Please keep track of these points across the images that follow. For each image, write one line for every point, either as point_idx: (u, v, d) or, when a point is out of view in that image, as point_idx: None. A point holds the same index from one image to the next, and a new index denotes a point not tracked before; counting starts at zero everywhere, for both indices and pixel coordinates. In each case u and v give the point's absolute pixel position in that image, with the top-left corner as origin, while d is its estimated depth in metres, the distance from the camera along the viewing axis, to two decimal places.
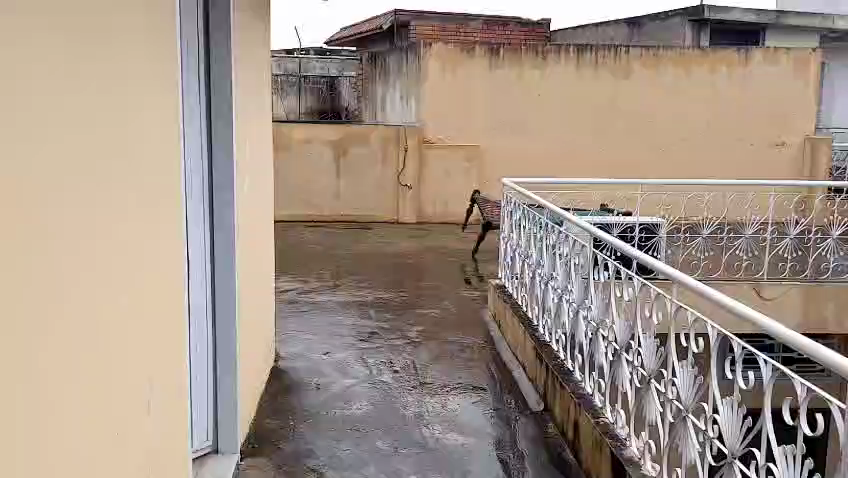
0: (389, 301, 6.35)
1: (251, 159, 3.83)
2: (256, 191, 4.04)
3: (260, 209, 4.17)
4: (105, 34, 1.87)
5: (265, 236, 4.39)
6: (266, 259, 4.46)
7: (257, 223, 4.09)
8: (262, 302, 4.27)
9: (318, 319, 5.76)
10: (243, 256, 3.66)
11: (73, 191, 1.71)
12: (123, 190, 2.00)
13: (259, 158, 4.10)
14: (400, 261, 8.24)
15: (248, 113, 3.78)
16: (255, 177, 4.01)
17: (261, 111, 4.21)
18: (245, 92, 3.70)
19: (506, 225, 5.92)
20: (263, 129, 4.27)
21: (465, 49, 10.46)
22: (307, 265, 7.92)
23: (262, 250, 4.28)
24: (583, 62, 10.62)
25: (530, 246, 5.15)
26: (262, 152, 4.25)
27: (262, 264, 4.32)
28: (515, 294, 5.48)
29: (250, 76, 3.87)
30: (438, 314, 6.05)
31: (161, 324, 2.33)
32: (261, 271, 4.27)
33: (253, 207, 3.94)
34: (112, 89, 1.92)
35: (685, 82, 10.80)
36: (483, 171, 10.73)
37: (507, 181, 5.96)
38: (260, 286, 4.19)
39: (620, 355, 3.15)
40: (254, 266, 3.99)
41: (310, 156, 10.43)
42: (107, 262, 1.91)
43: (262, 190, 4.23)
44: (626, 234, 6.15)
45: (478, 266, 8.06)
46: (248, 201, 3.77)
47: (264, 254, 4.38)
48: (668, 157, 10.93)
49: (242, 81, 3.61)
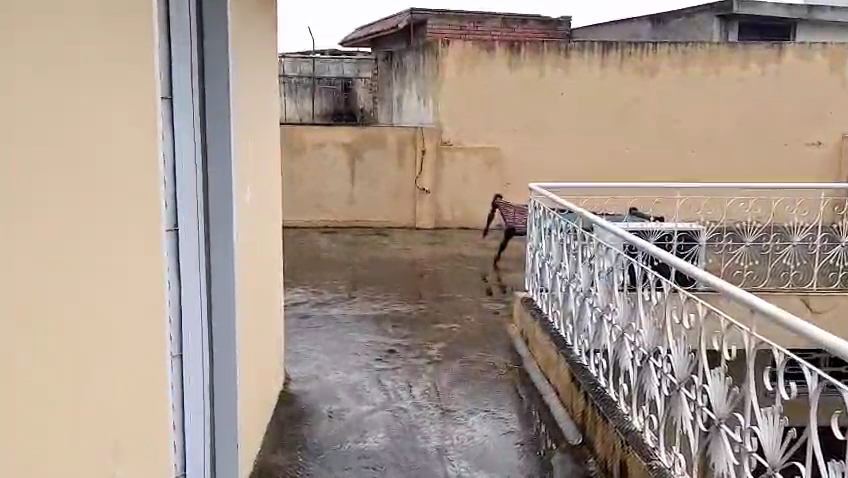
0: (406, 315, 5.93)
1: (254, 161, 3.44)
2: (260, 198, 3.63)
3: (265, 218, 3.77)
4: (79, 18, 1.51)
5: (271, 249, 4.00)
6: (273, 274, 4.07)
7: (262, 236, 3.68)
8: (267, 320, 3.88)
9: (331, 336, 5.35)
10: (245, 271, 3.26)
11: (33, 201, 1.32)
12: (101, 200, 1.61)
13: (263, 162, 3.71)
14: (418, 269, 7.82)
15: (250, 111, 3.38)
16: (259, 185, 3.61)
17: (266, 111, 3.82)
18: (247, 88, 3.32)
19: (533, 234, 5.49)
20: (268, 138, 3.88)
21: (484, 47, 10.03)
22: (319, 275, 7.51)
23: (268, 263, 3.89)
24: (607, 61, 10.16)
25: (562, 259, 4.71)
26: (268, 158, 3.87)
27: (268, 278, 3.92)
28: (544, 309, 5.04)
29: (253, 71, 3.47)
30: (459, 329, 5.61)
31: (153, 355, 1.95)
32: (267, 286, 3.88)
33: (257, 215, 3.55)
34: (88, 82, 1.55)
35: (715, 80, 10.31)
36: (503, 174, 10.29)
37: (535, 186, 5.55)
38: (265, 303, 3.79)
39: (679, 391, 2.71)
40: (258, 283, 3.58)
41: (325, 159, 10.04)
42: (81, 295, 1.51)
43: (267, 198, 3.83)
44: (664, 242, 5.72)
45: (500, 275, 7.64)
46: (251, 208, 3.37)
47: (270, 268, 3.99)
48: (697, 159, 10.45)
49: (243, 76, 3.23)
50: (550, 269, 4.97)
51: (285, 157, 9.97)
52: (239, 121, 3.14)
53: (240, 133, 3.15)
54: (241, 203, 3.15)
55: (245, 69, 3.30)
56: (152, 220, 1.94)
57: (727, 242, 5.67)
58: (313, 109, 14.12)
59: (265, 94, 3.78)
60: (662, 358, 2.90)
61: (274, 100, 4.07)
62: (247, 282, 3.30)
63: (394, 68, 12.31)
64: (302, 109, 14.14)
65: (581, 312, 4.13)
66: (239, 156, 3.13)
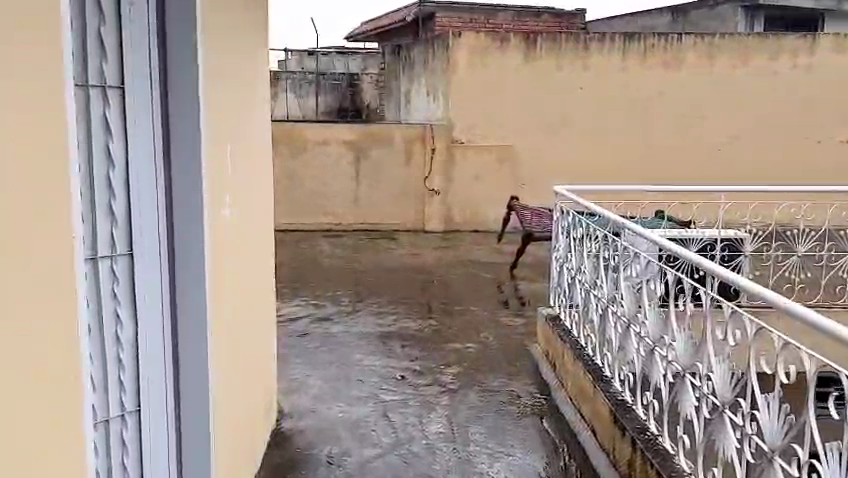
0: (416, 332, 5.34)
1: (237, 165, 2.85)
2: (246, 209, 3.04)
3: (252, 231, 3.19)
4: None
5: (260, 267, 3.42)
6: (262, 297, 3.49)
7: (248, 253, 3.09)
8: (253, 351, 3.29)
9: (330, 358, 4.77)
10: (224, 298, 2.67)
11: None
12: None
13: (251, 165, 3.12)
14: (428, 277, 7.23)
15: (234, 106, 2.80)
16: (245, 192, 3.02)
17: (255, 108, 3.25)
18: (229, 78, 2.73)
19: (560, 244, 4.89)
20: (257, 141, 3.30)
21: (498, 38, 9.40)
22: (320, 284, 6.92)
23: (255, 282, 3.30)
24: (629, 54, 9.53)
25: (597, 274, 4.10)
26: (256, 161, 3.27)
27: (256, 302, 3.33)
28: (574, 331, 4.43)
29: (238, 56, 2.89)
30: (475, 349, 5.03)
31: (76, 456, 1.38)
32: (253, 311, 3.29)
33: (241, 229, 2.95)
34: None
35: (744, 73, 9.67)
36: (518, 174, 9.69)
37: (561, 189, 4.97)
38: (250, 331, 3.19)
39: (771, 459, 2.11)
40: (241, 309, 2.99)
41: (328, 158, 9.45)
42: None
43: (256, 208, 3.25)
44: (706, 251, 5.16)
45: (517, 284, 7.04)
46: (234, 223, 2.79)
47: (260, 290, 3.41)
48: (724, 158, 9.83)
49: (223, 62, 2.64)
50: (580, 284, 4.37)
51: (286, 155, 9.41)
52: (217, 115, 2.56)
53: (218, 135, 2.57)
54: (220, 217, 2.57)
55: (227, 54, 2.72)
56: (68, 260, 1.36)
57: (776, 252, 5.07)
58: (318, 107, 13.51)
59: (253, 85, 3.21)
60: (743, 414, 2.29)
61: (265, 95, 3.51)
62: (227, 313, 2.71)
63: (401, 61, 11.69)
64: (306, 107, 13.52)
65: (622, 341, 3.53)
66: (216, 157, 2.54)
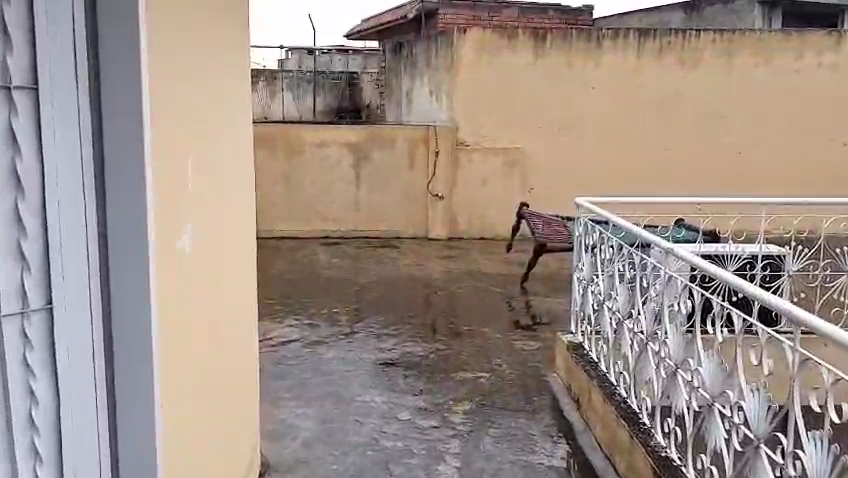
0: (421, 359, 4.80)
1: (204, 181, 2.27)
2: (219, 236, 2.46)
3: (226, 263, 2.59)
4: None
5: (239, 300, 2.83)
6: (242, 337, 2.92)
7: (219, 289, 2.50)
8: (230, 407, 2.71)
9: (324, 392, 4.23)
10: (181, 358, 2.07)
11: None
12: None
13: (224, 181, 2.55)
14: (433, 291, 6.69)
15: (201, 112, 2.23)
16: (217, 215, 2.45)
17: (231, 114, 2.67)
18: (195, 78, 2.17)
19: (581, 261, 4.37)
20: (234, 153, 2.71)
21: (504, 34, 8.86)
22: (317, 299, 6.37)
23: (232, 322, 2.71)
24: (644, 50, 8.99)
25: (627, 300, 3.57)
26: (233, 178, 2.70)
27: (232, 348, 2.73)
28: (601, 363, 3.90)
29: (209, 51, 2.32)
30: (487, 380, 4.49)
31: None
32: (230, 357, 2.71)
33: (210, 263, 2.37)
34: None
35: (766, 71, 9.13)
36: (526, 178, 9.17)
37: (582, 200, 4.46)
38: (223, 382, 2.60)
39: None
40: (210, 360, 2.40)
41: (326, 161, 8.91)
42: None
43: (232, 234, 2.67)
44: (744, 271, 4.63)
45: (529, 299, 6.50)
46: (198, 256, 2.21)
47: (237, 330, 2.82)
48: (745, 160, 9.29)
49: (186, 54, 2.07)
50: (608, 312, 3.82)
51: (282, 159, 8.87)
52: (175, 123, 1.99)
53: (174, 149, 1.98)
54: (174, 251, 1.98)
55: (194, 46, 2.15)
56: None
57: (824, 271, 4.53)
58: (316, 106, 13.02)
59: (230, 86, 2.64)
60: None
61: (245, 99, 2.95)
62: (184, 376, 2.10)
63: (403, 58, 11.15)
64: (302, 105, 13.07)
65: (667, 387, 2.99)
66: (174, 173, 1.96)
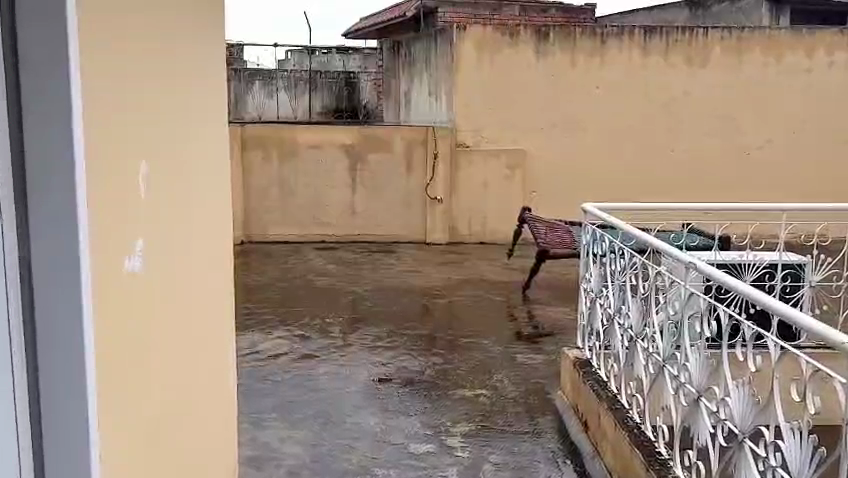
0: (418, 375, 4.51)
1: (169, 188, 1.93)
2: (182, 263, 2.07)
3: (199, 280, 2.25)
4: None
5: (212, 330, 2.46)
6: (217, 370, 2.56)
7: (185, 322, 2.12)
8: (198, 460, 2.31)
9: (313, 412, 3.94)
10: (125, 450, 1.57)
11: None
12: None
13: (196, 189, 2.21)
14: (431, 299, 6.40)
15: (164, 109, 1.90)
16: (187, 228, 2.11)
17: (206, 114, 2.36)
18: (153, 73, 1.82)
19: (588, 271, 4.07)
20: (204, 163, 2.32)
21: (505, 32, 8.57)
22: (309, 308, 6.09)
23: (207, 348, 2.38)
24: (650, 48, 8.69)
25: (640, 317, 3.27)
26: (206, 185, 2.37)
27: (200, 391, 2.32)
28: (610, 383, 3.61)
29: (176, 42, 2.01)
30: (488, 398, 4.20)
31: None
32: (199, 402, 2.30)
33: (179, 282, 2.03)
34: None
35: (775, 70, 8.84)
36: (528, 180, 8.87)
37: (590, 207, 4.20)
38: (191, 430, 2.21)
39: None
40: (179, 397, 2.05)
41: (321, 163, 8.62)
42: None
43: (208, 247, 2.33)
44: (763, 282, 4.32)
45: (532, 308, 6.20)
46: (162, 277, 1.88)
47: (213, 357, 2.47)
48: (754, 162, 8.99)
49: (145, 40, 1.75)
50: (619, 329, 3.51)
51: (275, 161, 8.58)
52: (131, 118, 1.65)
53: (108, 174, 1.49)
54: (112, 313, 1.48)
55: (155, 33, 1.84)
56: None
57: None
58: (312, 106, 12.83)
59: (204, 82, 2.33)
60: None
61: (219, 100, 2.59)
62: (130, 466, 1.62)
63: (402, 56, 10.88)
64: (297, 106, 12.88)
65: (688, 416, 2.69)
66: (130, 179, 1.63)
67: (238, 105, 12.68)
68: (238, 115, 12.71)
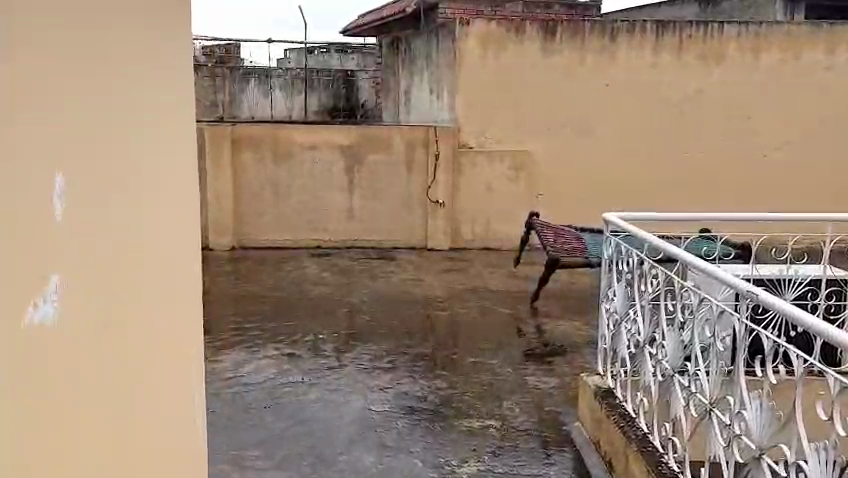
0: (421, 403, 4.07)
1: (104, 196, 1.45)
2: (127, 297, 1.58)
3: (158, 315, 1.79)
4: None
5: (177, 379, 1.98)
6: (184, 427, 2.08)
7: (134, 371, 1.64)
8: None
9: (303, 449, 3.51)
10: None
11: None
12: None
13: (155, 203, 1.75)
14: (433, 312, 5.96)
15: (104, 103, 1.44)
16: (140, 249, 1.65)
17: (170, 109, 1.89)
18: (80, 45, 1.33)
19: (611, 290, 3.63)
20: (164, 166, 1.83)
21: (511, 27, 8.12)
22: (302, 322, 5.65)
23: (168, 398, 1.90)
24: (663, 45, 8.24)
25: (678, 349, 2.82)
26: (169, 197, 1.88)
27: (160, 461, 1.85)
28: (639, 420, 3.17)
29: (124, 24, 1.56)
30: (498, 430, 3.77)
31: None
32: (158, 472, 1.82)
33: (126, 320, 1.57)
34: None
35: (794, 68, 8.39)
36: (534, 182, 8.42)
37: (611, 217, 3.77)
38: None
39: None
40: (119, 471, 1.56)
41: (316, 166, 8.17)
42: None
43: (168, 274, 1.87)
44: (806, 300, 3.88)
45: (542, 322, 5.75)
46: (97, 318, 1.41)
47: (180, 408, 2.01)
48: (772, 164, 8.55)
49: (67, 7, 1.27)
50: (652, 359, 3.06)
51: (268, 163, 8.14)
52: (34, 101, 1.15)
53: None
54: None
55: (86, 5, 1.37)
56: None
57: None
58: (307, 106, 12.44)
59: (166, 71, 1.86)
60: None
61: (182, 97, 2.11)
62: None
63: (403, 54, 10.45)
64: (294, 104, 12.51)
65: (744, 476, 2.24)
66: (31, 184, 1.14)
67: (234, 105, 12.27)
68: (233, 114, 12.24)
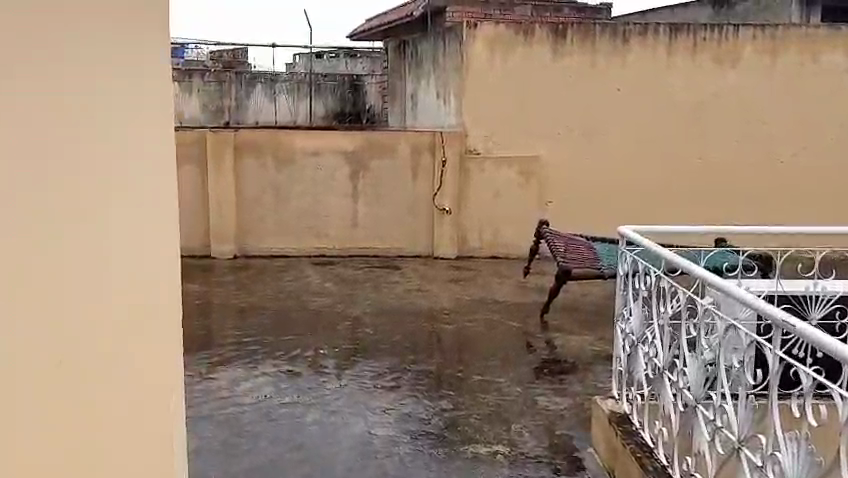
0: (426, 426, 3.86)
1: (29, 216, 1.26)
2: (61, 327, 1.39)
3: (106, 353, 1.60)
4: None
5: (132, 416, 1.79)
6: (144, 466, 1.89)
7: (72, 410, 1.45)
8: None
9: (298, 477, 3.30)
10: None
11: None
12: None
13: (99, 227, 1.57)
14: (438, 324, 5.75)
15: (24, 117, 1.25)
16: (74, 280, 1.46)
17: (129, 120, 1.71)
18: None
19: (627, 310, 3.41)
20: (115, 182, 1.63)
21: (519, 30, 7.92)
22: (301, 335, 5.45)
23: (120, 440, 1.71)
24: (676, 48, 8.02)
25: (701, 378, 2.60)
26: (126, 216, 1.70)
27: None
28: (657, 451, 2.95)
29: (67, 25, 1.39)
30: (506, 457, 3.55)
31: None
32: None
33: (55, 362, 1.38)
34: None
35: (812, 71, 8.13)
36: (543, 189, 8.20)
37: (626, 232, 3.55)
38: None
39: None
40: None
41: (320, 172, 7.98)
42: None
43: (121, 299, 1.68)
44: (834, 320, 3.64)
45: (551, 336, 5.53)
46: (11, 362, 1.22)
47: (133, 453, 1.82)
48: (789, 172, 8.30)
49: None
50: (672, 386, 2.84)
51: (270, 169, 7.95)
52: None
53: None
54: None
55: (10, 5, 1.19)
56: None
57: None
58: (313, 111, 12.12)
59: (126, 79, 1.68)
60: None
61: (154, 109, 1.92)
62: None
63: (409, 58, 10.27)
64: (298, 109, 12.16)
65: None
66: None
67: (239, 110, 12.05)
68: (239, 120, 12.07)
